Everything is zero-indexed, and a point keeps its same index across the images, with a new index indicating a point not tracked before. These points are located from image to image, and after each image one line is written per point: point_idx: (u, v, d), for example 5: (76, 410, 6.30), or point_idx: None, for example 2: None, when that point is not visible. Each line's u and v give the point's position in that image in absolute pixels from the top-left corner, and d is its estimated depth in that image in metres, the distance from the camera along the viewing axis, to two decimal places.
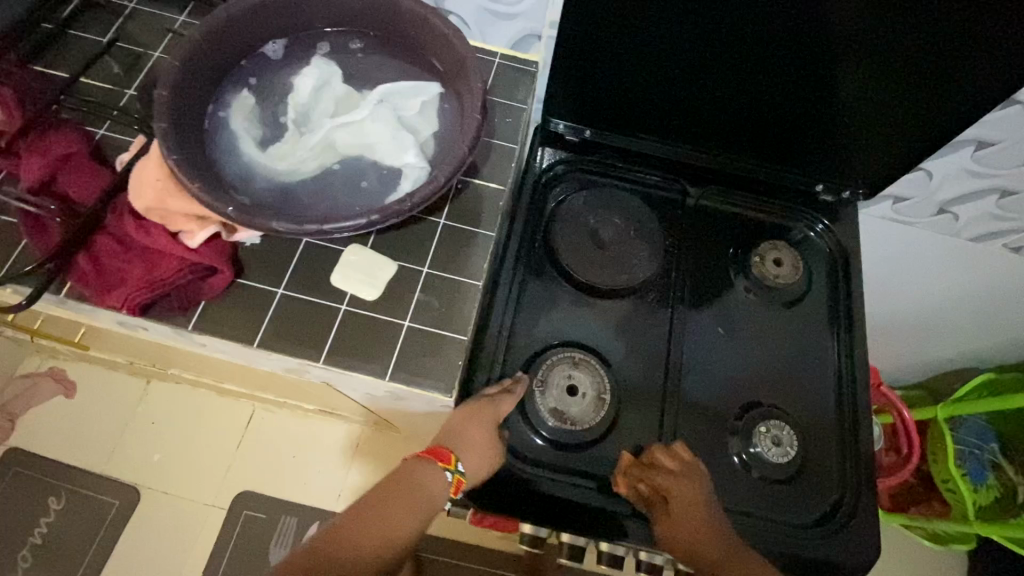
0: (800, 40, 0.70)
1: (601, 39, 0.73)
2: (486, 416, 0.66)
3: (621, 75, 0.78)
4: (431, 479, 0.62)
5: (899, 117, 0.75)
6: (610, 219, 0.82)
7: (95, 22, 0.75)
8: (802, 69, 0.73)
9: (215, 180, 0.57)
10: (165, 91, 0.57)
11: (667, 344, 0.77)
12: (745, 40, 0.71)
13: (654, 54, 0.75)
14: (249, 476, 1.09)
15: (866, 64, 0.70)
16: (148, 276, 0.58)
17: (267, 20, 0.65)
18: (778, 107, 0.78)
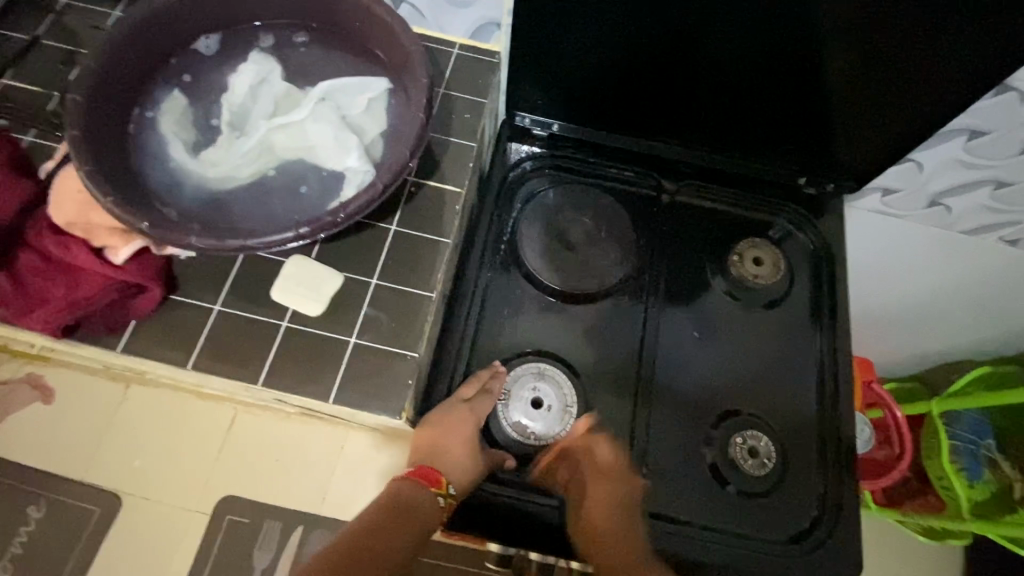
0: (777, 21, 0.64)
1: (562, 26, 0.69)
2: (467, 429, 0.64)
3: (589, 65, 0.73)
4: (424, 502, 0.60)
5: (883, 105, 0.70)
6: (580, 218, 0.78)
7: (23, 18, 0.70)
8: (782, 54, 0.68)
9: (136, 191, 0.54)
10: (77, 95, 0.53)
11: (640, 350, 0.73)
12: (718, 24, 0.66)
13: (622, 40, 0.70)
14: (223, 488, 0.67)
15: (848, 47, 0.65)
16: (70, 296, 0.55)
17: (198, 14, 0.61)
18: (757, 95, 0.73)
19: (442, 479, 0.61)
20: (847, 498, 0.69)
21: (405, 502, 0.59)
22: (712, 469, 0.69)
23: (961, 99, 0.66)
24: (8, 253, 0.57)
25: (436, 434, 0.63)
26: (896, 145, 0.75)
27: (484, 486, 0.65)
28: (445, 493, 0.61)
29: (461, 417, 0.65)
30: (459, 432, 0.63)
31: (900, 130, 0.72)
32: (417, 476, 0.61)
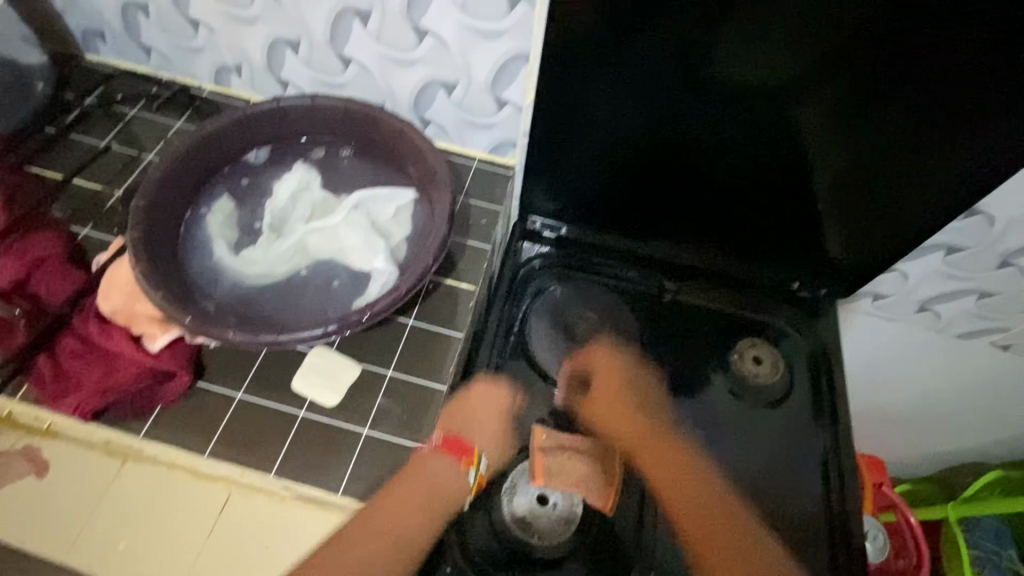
0: (767, 135, 0.71)
1: (571, 138, 0.76)
2: (494, 406, 0.65)
3: (596, 175, 0.81)
4: (448, 473, 0.58)
5: (877, 209, 0.75)
6: (586, 313, 0.82)
7: (95, 125, 0.79)
8: (772, 167, 0.75)
9: (181, 285, 0.59)
10: (144, 199, 0.61)
11: (645, 443, 0.74)
12: (711, 139, 0.73)
13: (629, 150, 0.76)
14: None
15: (839, 157, 0.71)
16: (103, 381, 0.59)
17: (253, 132, 0.69)
18: (748, 203, 0.80)
19: (472, 454, 0.60)
20: None
21: (430, 474, 0.57)
22: None
23: (955, 202, 0.70)
24: (53, 336, 0.62)
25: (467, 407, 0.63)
26: (889, 246, 0.78)
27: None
28: (474, 468, 0.59)
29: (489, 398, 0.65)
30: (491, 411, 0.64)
31: (890, 235, 0.77)
32: (441, 448, 0.60)
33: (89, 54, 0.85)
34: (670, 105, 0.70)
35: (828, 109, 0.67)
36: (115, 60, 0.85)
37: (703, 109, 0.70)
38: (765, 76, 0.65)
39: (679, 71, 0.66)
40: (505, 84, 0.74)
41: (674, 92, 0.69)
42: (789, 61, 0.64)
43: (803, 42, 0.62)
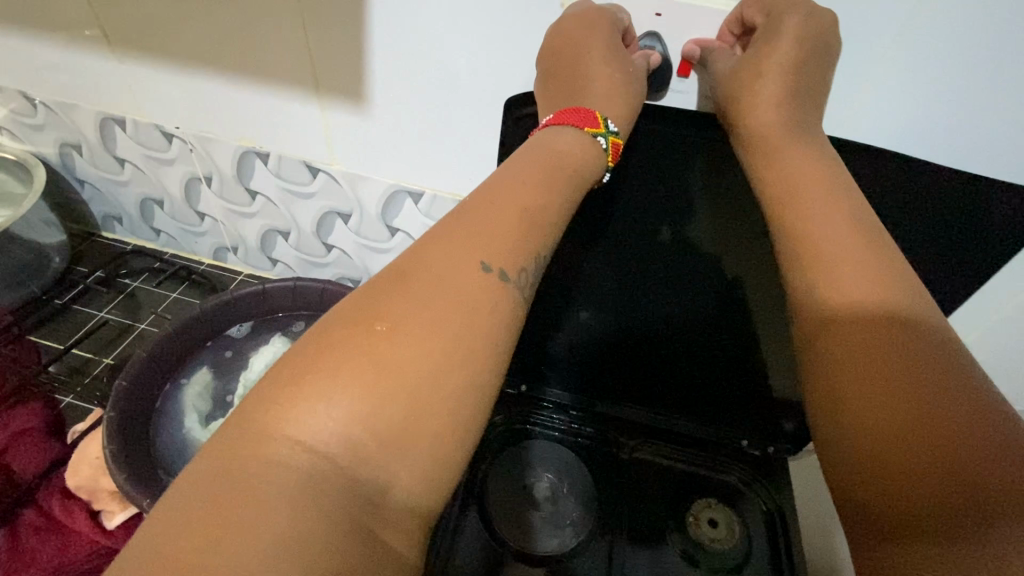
0: (710, 298, 0.74)
1: (544, 307, 0.81)
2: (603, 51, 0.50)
3: (571, 343, 0.85)
4: (569, 140, 0.48)
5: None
6: (542, 474, 0.82)
7: (98, 296, 0.88)
8: (728, 350, 0.79)
9: (148, 460, 0.64)
10: (125, 381, 0.66)
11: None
12: (659, 315, 0.78)
13: (577, 310, 0.81)
14: None
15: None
16: (56, 560, 0.61)
17: (236, 310, 0.78)
18: (710, 379, 0.83)
19: (595, 117, 0.49)
20: None
21: (547, 146, 0.46)
22: None
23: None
24: (13, 513, 0.65)
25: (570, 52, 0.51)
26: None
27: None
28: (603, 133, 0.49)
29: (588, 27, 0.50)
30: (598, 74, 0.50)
31: None
32: (555, 119, 0.49)
33: (105, 231, 0.97)
34: (616, 272, 0.75)
35: (747, 267, 0.70)
36: (129, 238, 0.96)
37: (649, 275, 0.74)
38: (695, 246, 0.70)
39: (614, 241, 0.72)
40: None
41: (615, 260, 0.74)
42: (718, 233, 0.68)
43: (726, 215, 0.66)
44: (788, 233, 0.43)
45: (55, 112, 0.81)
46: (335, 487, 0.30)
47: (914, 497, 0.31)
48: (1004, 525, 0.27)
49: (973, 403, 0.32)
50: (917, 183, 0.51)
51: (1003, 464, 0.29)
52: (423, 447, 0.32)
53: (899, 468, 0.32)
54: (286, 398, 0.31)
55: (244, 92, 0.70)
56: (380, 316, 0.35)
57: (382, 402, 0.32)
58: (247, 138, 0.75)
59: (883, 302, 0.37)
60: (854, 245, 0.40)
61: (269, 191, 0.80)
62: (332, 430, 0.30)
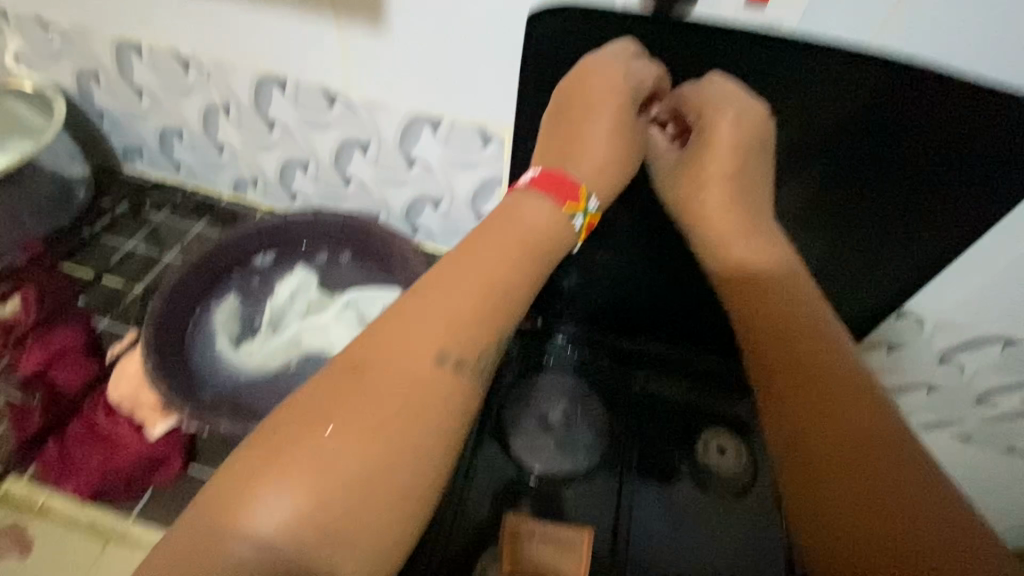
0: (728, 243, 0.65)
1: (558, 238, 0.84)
2: (608, 98, 0.50)
3: (587, 277, 0.88)
4: (543, 214, 0.48)
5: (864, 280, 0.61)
6: (557, 403, 0.84)
7: (124, 228, 0.90)
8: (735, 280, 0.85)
9: (184, 374, 0.67)
10: (161, 300, 0.70)
11: (612, 536, 0.72)
12: (676, 245, 0.81)
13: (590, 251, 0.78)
14: None
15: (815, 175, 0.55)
16: (104, 465, 0.65)
17: (261, 239, 0.80)
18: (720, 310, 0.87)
19: (579, 194, 0.49)
20: None
21: (517, 217, 0.47)
22: None
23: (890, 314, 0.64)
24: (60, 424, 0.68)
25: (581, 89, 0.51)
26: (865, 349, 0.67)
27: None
28: (582, 212, 0.49)
29: (597, 72, 0.50)
30: (593, 129, 0.51)
31: None
32: (535, 185, 0.49)
33: (125, 165, 0.97)
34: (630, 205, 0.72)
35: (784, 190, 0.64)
36: (148, 172, 0.96)
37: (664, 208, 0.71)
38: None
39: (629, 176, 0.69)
40: (485, 199, 0.80)
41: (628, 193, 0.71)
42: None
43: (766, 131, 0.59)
44: (741, 278, 0.50)
45: (72, 39, 0.81)
46: (278, 558, 0.35)
47: (865, 536, 0.38)
48: (928, 554, 0.36)
49: (897, 440, 0.42)
50: (897, 99, 0.49)
51: (914, 488, 0.39)
52: (365, 538, 0.37)
53: (856, 510, 0.39)
54: (248, 491, 0.36)
55: (262, 15, 0.69)
56: (331, 419, 0.39)
57: (335, 495, 0.37)
58: (264, 65, 0.74)
59: (827, 352, 0.46)
60: (798, 290, 0.49)
61: (288, 120, 0.80)
62: (280, 521, 0.36)
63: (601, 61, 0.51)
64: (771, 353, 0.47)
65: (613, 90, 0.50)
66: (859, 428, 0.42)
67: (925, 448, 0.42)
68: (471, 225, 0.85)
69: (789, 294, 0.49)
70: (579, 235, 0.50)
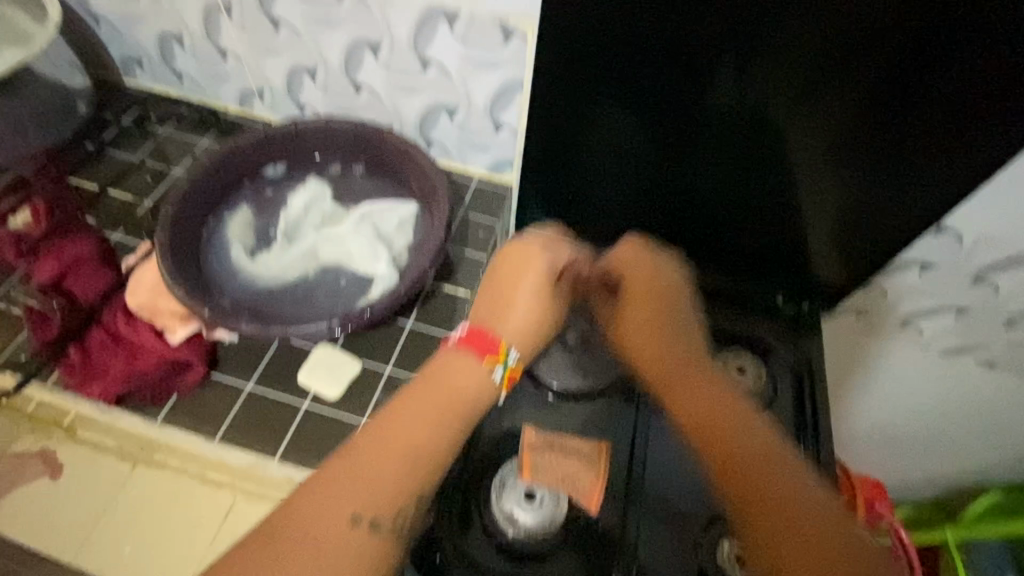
0: (751, 167, 0.67)
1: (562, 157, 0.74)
2: (525, 261, 0.63)
3: (602, 178, 0.73)
4: (469, 374, 0.56)
5: (873, 203, 0.65)
6: (574, 319, 0.71)
7: (130, 143, 0.87)
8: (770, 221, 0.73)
9: (201, 282, 0.66)
10: (172, 208, 0.68)
11: (636, 469, 0.62)
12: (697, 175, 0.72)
13: (592, 179, 0.73)
14: None
15: (840, 100, 0.58)
16: (128, 369, 0.66)
17: (272, 149, 0.76)
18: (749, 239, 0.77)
19: (499, 346, 0.59)
20: None
21: (444, 372, 0.56)
22: None
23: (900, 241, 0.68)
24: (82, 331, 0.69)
25: (501, 269, 0.64)
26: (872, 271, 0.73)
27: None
28: (502, 361, 0.58)
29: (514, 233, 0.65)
30: (522, 297, 0.62)
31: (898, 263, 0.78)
32: (463, 342, 0.59)
33: (126, 78, 0.93)
34: (631, 133, 0.67)
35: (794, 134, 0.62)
36: (149, 85, 0.92)
37: (674, 134, 0.66)
38: (727, 101, 0.61)
39: (631, 102, 0.64)
40: (503, 107, 0.78)
41: (631, 118, 0.66)
42: (778, 79, 0.58)
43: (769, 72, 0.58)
44: (663, 388, 0.57)
45: None
46: None
47: None
48: None
49: (836, 538, 0.46)
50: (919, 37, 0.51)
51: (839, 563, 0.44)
52: None
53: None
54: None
55: None
56: (277, 531, 0.46)
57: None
58: None
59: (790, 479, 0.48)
60: (749, 423, 0.52)
61: (295, 21, 0.75)
62: None
63: (529, 258, 0.64)
64: (695, 429, 0.53)
65: (528, 254, 0.64)
66: (800, 510, 0.47)
67: (867, 538, 0.47)
68: (489, 137, 0.82)
69: (709, 406, 0.53)
70: (503, 383, 0.58)
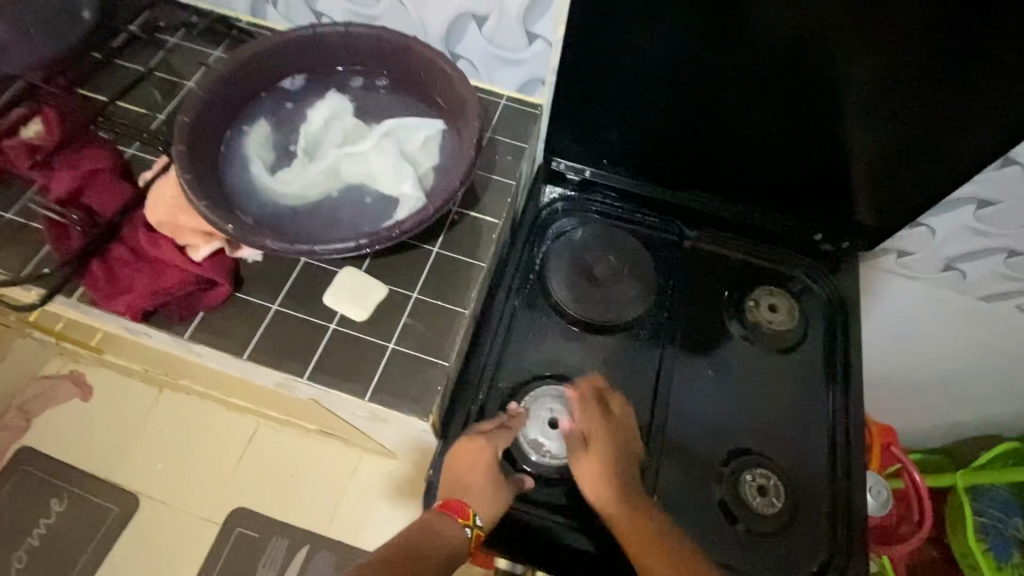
0: (804, 93, 0.71)
1: (608, 74, 0.75)
2: (483, 461, 0.65)
3: (633, 127, 0.80)
4: (449, 535, 0.60)
5: (923, 127, 0.69)
6: (604, 256, 0.82)
7: (139, 53, 0.82)
8: (804, 136, 0.76)
9: (223, 197, 0.64)
10: (187, 116, 0.64)
11: (655, 387, 0.75)
12: (744, 91, 0.73)
13: (648, 102, 0.77)
14: (276, 484, 0.94)
15: (895, 21, 0.62)
16: (153, 286, 0.64)
17: (290, 58, 0.71)
18: (786, 162, 0.79)
19: (467, 510, 0.62)
20: (854, 557, 0.68)
21: (431, 535, 0.60)
22: (723, 507, 0.70)
23: (948, 158, 0.71)
24: (102, 245, 0.66)
25: (456, 467, 0.65)
26: (913, 187, 0.75)
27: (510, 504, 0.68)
28: (471, 524, 0.62)
29: (473, 449, 0.65)
30: (478, 465, 0.64)
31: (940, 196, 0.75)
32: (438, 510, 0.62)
33: None
34: (686, 49, 0.70)
35: (842, 39, 0.65)
36: None
37: (730, 54, 0.69)
38: (785, 24, 0.65)
39: (692, 24, 0.67)
40: (537, 18, 0.75)
41: (688, 40, 0.69)
42: None
43: None
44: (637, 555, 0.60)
45: None
46: None
47: None
48: None
49: None
50: None
51: None
52: None
53: None
54: None
55: None
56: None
57: None
58: None
59: None
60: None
61: None
62: None
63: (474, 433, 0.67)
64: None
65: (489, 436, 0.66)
66: None
67: None
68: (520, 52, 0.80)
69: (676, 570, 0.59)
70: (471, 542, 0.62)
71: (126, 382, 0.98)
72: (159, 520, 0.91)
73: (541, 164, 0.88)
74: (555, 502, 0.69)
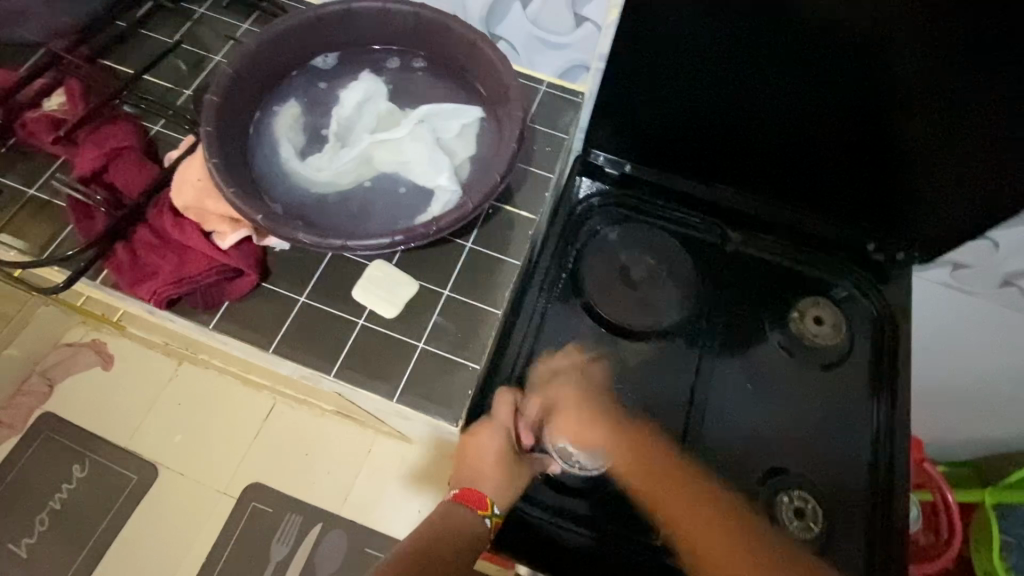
0: (870, 92, 0.65)
1: (659, 64, 0.70)
2: (494, 446, 0.64)
3: (680, 121, 0.75)
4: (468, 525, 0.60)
5: (999, 139, 0.63)
6: (642, 257, 0.78)
7: (165, 22, 0.78)
8: (866, 140, 0.70)
9: (251, 183, 0.61)
10: (215, 95, 0.60)
11: (690, 399, 0.72)
12: (804, 87, 0.67)
13: (699, 98, 0.72)
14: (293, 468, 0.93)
15: (981, 23, 0.56)
16: (178, 272, 0.62)
17: (323, 35, 0.67)
18: (842, 165, 0.74)
19: (486, 500, 0.62)
20: None
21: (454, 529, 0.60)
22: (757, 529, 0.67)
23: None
24: (126, 228, 0.64)
25: (467, 453, 0.64)
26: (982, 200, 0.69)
27: (534, 513, 0.66)
28: (491, 514, 0.61)
29: (485, 436, 0.65)
30: (490, 451, 0.64)
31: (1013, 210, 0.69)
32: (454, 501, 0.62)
33: None
34: (746, 40, 0.65)
35: (921, 35, 0.59)
36: None
37: (792, 48, 0.64)
38: (858, 17, 0.60)
39: (755, 17, 0.62)
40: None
41: (749, 35, 0.64)
42: None
43: None
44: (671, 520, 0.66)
45: None
46: None
47: None
48: None
49: None
50: None
51: None
52: None
53: None
54: None
55: None
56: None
57: None
58: None
59: None
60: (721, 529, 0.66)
61: None
62: None
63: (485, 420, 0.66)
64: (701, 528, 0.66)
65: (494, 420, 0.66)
66: None
67: None
68: (564, 35, 0.75)
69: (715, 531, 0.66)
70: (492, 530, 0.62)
71: (148, 359, 0.97)
72: (178, 497, 0.91)
73: (578, 155, 0.84)
74: (582, 514, 0.66)
